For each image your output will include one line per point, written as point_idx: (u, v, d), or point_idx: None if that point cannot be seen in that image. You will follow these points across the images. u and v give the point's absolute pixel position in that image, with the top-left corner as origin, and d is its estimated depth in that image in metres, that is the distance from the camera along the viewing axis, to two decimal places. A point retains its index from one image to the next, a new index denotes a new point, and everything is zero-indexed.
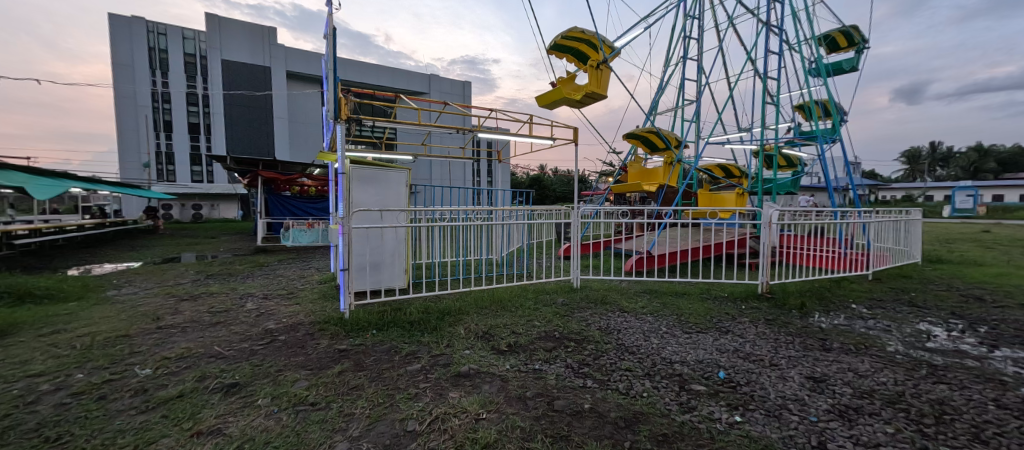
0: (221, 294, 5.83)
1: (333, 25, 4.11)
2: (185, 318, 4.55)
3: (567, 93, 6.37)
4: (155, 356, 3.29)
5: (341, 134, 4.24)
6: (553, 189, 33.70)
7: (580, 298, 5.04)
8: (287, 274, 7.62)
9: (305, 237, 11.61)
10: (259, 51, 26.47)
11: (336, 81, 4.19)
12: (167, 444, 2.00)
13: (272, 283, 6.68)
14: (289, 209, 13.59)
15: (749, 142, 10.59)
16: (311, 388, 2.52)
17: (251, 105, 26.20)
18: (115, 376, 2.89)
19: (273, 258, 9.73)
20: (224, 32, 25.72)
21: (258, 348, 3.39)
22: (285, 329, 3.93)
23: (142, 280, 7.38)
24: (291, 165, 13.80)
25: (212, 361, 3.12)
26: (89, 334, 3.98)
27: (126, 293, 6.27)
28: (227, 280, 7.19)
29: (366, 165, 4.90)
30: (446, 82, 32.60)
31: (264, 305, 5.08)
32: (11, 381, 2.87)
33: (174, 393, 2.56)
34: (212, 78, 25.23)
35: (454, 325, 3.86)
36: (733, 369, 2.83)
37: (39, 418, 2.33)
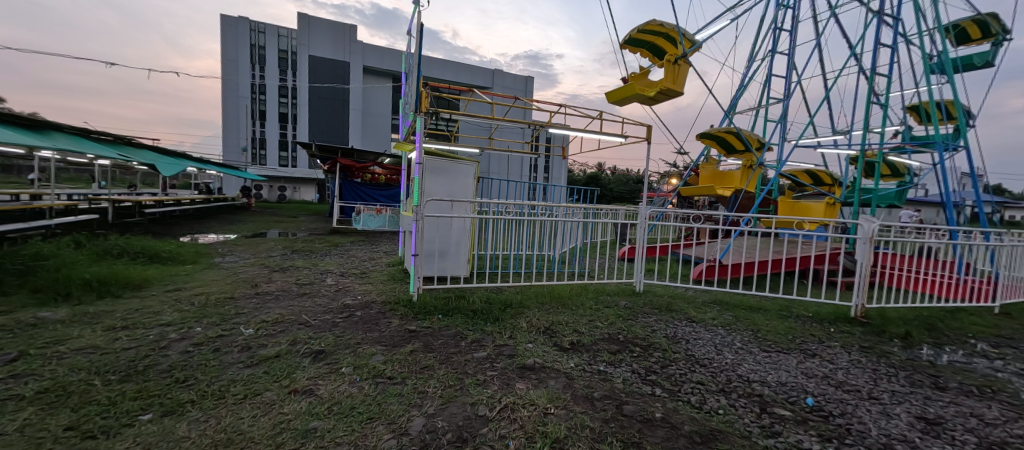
0: (305, 269, 6.43)
1: (419, 22, 4.31)
2: (276, 287, 5.09)
3: (641, 89, 6.08)
4: (256, 318, 3.72)
5: (421, 125, 4.43)
6: (611, 189, 32.82)
7: (643, 302, 4.85)
8: (359, 255, 8.22)
9: (374, 221, 12.40)
10: (342, 48, 28.65)
11: (418, 74, 4.37)
12: (269, 397, 2.25)
13: (347, 262, 7.25)
14: (359, 194, 14.43)
15: (847, 146, 9.42)
16: (387, 363, 2.70)
17: (333, 97, 28.45)
18: (225, 332, 3.31)
19: (347, 239, 10.57)
20: (313, 31, 28.12)
21: (339, 321, 3.70)
22: (360, 306, 4.24)
23: (242, 250, 8.37)
24: (365, 154, 14.82)
25: (301, 328, 3.46)
26: (203, 293, 4.62)
27: (229, 260, 7.19)
28: (308, 256, 7.93)
29: (438, 156, 5.11)
30: (510, 77, 32.72)
31: (341, 281, 5.52)
32: (149, 327, 3.42)
33: (273, 352, 2.88)
34: (301, 72, 27.75)
35: (516, 317, 3.91)
36: (824, 397, 2.57)
37: (170, 361, 2.74)
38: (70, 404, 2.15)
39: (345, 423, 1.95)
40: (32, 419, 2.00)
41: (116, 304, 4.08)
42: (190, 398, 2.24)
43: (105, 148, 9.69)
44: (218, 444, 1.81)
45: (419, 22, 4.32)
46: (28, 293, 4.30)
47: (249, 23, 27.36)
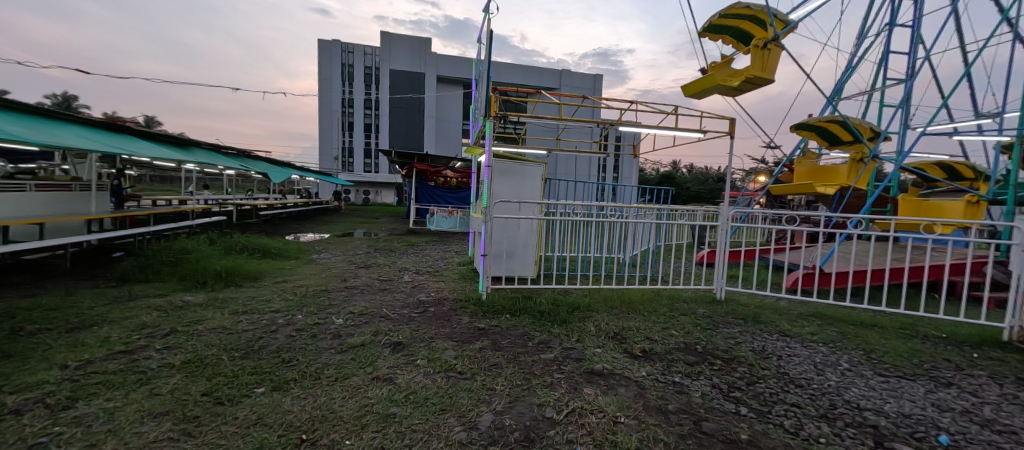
0: (386, 266, 6.96)
1: (489, 29, 4.43)
2: (361, 282, 5.58)
3: (722, 79, 5.57)
4: (345, 309, 4.12)
5: (490, 129, 4.54)
6: (687, 188, 30.79)
7: (724, 311, 4.48)
8: (433, 254, 8.68)
9: (446, 222, 13.01)
10: (418, 60, 30.59)
11: (487, 79, 4.49)
12: (356, 382, 2.47)
13: (422, 260, 7.71)
14: (434, 197, 15.21)
15: (994, 132, 7.75)
16: (458, 358, 2.81)
17: (410, 107, 30.46)
18: (320, 321, 3.71)
19: (422, 239, 11.24)
20: (393, 46, 30.39)
21: (415, 316, 3.93)
22: (433, 302, 4.48)
23: (334, 248, 9.32)
24: (439, 159, 15.63)
25: (382, 320, 3.75)
26: (303, 285, 5.23)
27: (323, 257, 8.05)
28: (389, 254, 8.57)
29: (507, 158, 5.21)
30: (578, 76, 32.31)
31: (417, 278, 5.88)
32: (262, 313, 3.95)
33: (359, 341, 3.16)
34: (383, 85, 30.14)
35: (584, 320, 3.83)
36: (962, 436, 2.14)
37: (278, 343, 3.14)
38: (205, 374, 2.57)
39: (420, 412, 2.07)
40: (180, 384, 2.43)
41: (237, 293, 4.80)
42: (293, 377, 2.54)
43: (230, 160, 11.42)
44: (316, 419, 2.04)
45: (489, 29, 4.44)
46: (177, 281, 5.23)
47: (340, 45, 30.37)
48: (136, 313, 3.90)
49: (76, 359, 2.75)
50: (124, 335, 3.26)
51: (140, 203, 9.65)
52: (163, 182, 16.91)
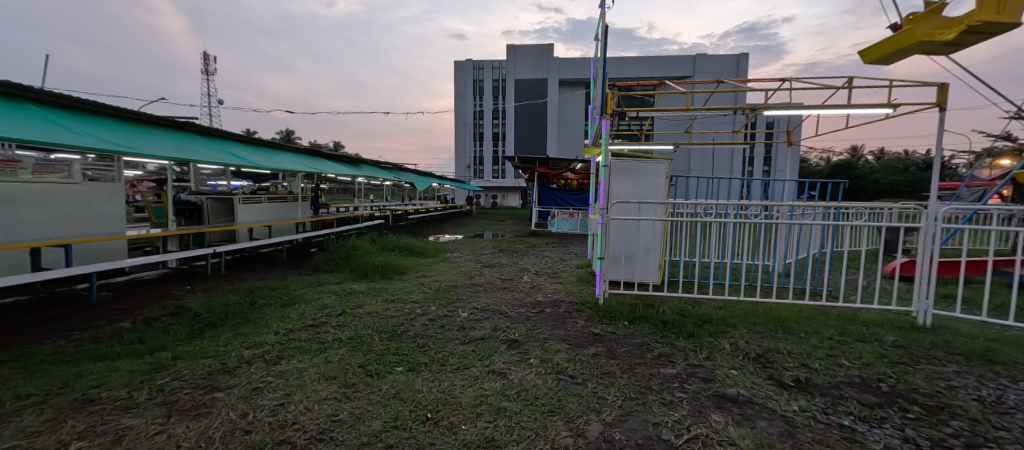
0: (508, 266, 7.35)
1: (605, 25, 4.30)
2: (486, 280, 5.99)
3: (918, 35, 4.33)
4: (470, 304, 4.48)
5: (606, 128, 4.39)
6: (871, 179, 24.53)
7: (922, 340, 3.43)
8: (554, 256, 8.78)
9: (566, 224, 13.07)
10: (540, 67, 31.54)
11: (603, 77, 4.36)
12: (474, 372, 2.65)
13: (542, 262, 7.89)
14: (555, 199, 15.41)
15: None
16: (571, 361, 2.79)
17: (533, 113, 31.59)
18: (449, 313, 4.10)
19: (543, 241, 11.51)
20: (517, 57, 31.98)
21: (532, 315, 4.04)
22: (550, 303, 4.53)
23: (465, 248, 10.22)
24: (560, 162, 15.79)
25: (500, 317, 3.96)
26: (437, 280, 5.88)
27: (455, 256, 8.91)
28: (512, 255, 8.99)
29: (627, 157, 4.96)
30: (715, 59, 28.82)
31: (535, 279, 6.05)
32: (405, 302, 4.57)
33: (480, 335, 3.39)
34: (508, 95, 31.98)
35: (717, 336, 3.38)
36: None
37: (415, 330, 3.58)
38: (361, 350, 3.08)
39: (530, 410, 2.11)
40: (344, 356, 2.96)
41: (389, 284, 5.67)
42: (424, 361, 2.85)
43: (388, 173, 13.58)
44: (440, 402, 2.25)
45: (605, 24, 4.30)
46: (347, 273, 6.44)
47: (471, 63, 33.30)
48: (320, 296, 4.93)
49: (283, 327, 3.61)
50: (311, 312, 4.15)
51: (326, 210, 12.19)
52: (342, 192, 21.10)
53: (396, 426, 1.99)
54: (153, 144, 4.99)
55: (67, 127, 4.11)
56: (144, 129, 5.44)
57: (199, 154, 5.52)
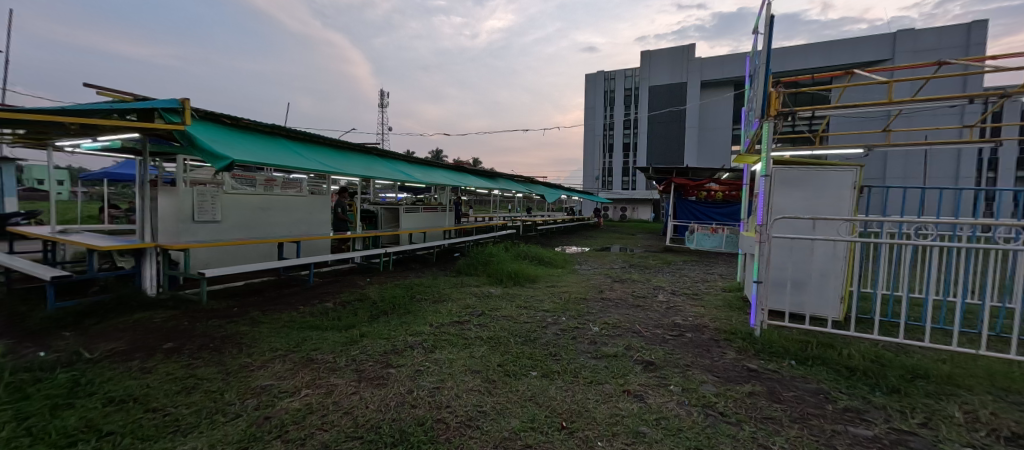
0: (641, 282, 6.96)
1: (770, 15, 3.77)
2: (617, 295, 5.78)
3: None
4: (601, 319, 4.38)
5: (768, 132, 3.81)
6: None
7: None
8: (692, 275, 7.97)
9: (708, 241, 11.75)
10: (679, 70, 29.40)
11: (765, 74, 3.82)
12: (609, 389, 2.58)
13: (679, 280, 7.24)
14: (694, 213, 14.00)
15: None
16: (719, 396, 2.48)
17: (670, 120, 29.55)
18: (580, 325, 4.09)
19: (680, 258, 10.55)
20: (653, 63, 30.46)
21: (669, 338, 3.73)
22: (691, 327, 4.11)
23: (594, 261, 10.07)
24: (702, 171, 14.35)
25: (634, 336, 3.77)
26: (567, 292, 5.93)
27: (584, 268, 8.85)
28: (644, 271, 8.50)
29: (796, 165, 4.22)
30: (925, 35, 22.45)
31: (672, 299, 5.58)
32: (537, 310, 4.73)
33: (613, 351, 3.29)
34: (642, 104, 30.65)
35: (937, 397, 2.56)
36: None
37: (548, 338, 3.67)
38: (499, 350, 3.29)
39: (672, 441, 1.95)
40: (485, 353, 3.21)
41: (522, 291, 5.96)
42: (557, 369, 2.90)
43: (521, 185, 14.41)
44: (574, 413, 2.25)
45: (769, 14, 3.77)
46: (485, 277, 7.01)
47: (603, 74, 33.02)
48: (463, 296, 5.47)
49: (435, 321, 4.12)
50: (456, 311, 4.63)
51: (467, 219, 13.52)
52: (479, 204, 23.16)
53: (534, 428, 2.07)
54: (351, 166, 6.30)
55: (301, 154, 5.50)
56: (346, 153, 6.92)
57: (380, 173, 6.75)
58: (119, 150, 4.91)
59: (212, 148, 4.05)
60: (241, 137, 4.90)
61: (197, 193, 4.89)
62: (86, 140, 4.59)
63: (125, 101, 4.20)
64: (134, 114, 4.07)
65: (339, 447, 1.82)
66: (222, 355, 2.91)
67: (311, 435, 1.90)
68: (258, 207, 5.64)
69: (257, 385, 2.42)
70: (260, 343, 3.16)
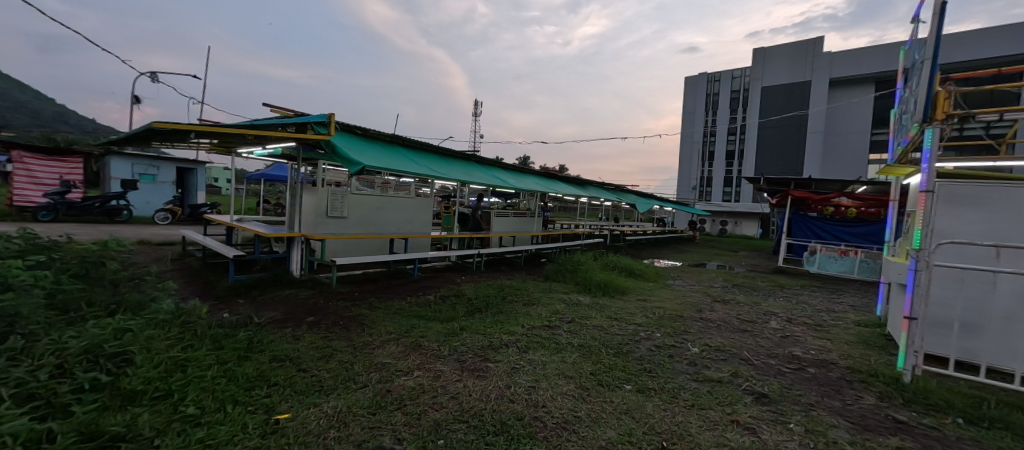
0: (747, 305, 6.26)
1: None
2: (719, 316, 5.31)
3: None
4: (701, 340, 4.06)
5: (933, 141, 3.17)
6: None
7: None
8: (814, 302, 6.93)
9: (834, 265, 10.11)
10: (802, 68, 26.05)
11: (931, 71, 3.18)
12: (714, 416, 2.39)
13: (796, 307, 6.34)
14: (816, 231, 12.18)
15: None
16: (854, 445, 2.14)
17: (788, 124, 26.31)
18: (678, 344, 3.85)
19: (797, 282, 9.23)
20: (768, 61, 27.34)
21: (787, 371, 3.31)
22: (814, 362, 3.60)
23: (690, 277, 9.35)
24: (828, 184, 12.43)
25: (742, 363, 3.43)
26: (661, 307, 5.60)
27: (679, 284, 8.26)
28: (750, 293, 7.62)
29: (970, 179, 3.44)
30: None
31: (789, 327, 4.92)
32: (629, 323, 4.57)
33: (717, 376, 3.04)
34: (752, 107, 27.61)
35: None
36: None
37: (642, 353, 3.54)
38: (591, 359, 3.26)
39: None
40: (577, 360, 3.21)
41: (612, 302, 5.79)
42: (654, 386, 2.78)
43: (611, 194, 14.00)
44: (674, 434, 2.15)
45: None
46: (573, 285, 6.97)
47: (706, 75, 30.30)
48: (553, 302, 5.52)
49: (527, 323, 4.23)
50: (546, 315, 4.69)
51: (554, 225, 13.54)
52: (565, 211, 22.98)
53: (631, 442, 2.02)
54: (453, 171, 6.78)
55: (413, 160, 6.10)
56: (448, 159, 7.47)
57: (478, 178, 7.14)
58: (278, 155, 6.00)
59: (348, 154, 4.73)
60: (367, 144, 5.61)
61: (332, 192, 5.70)
62: (257, 148, 5.71)
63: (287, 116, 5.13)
64: (293, 126, 4.94)
65: (448, 427, 2.03)
66: (350, 332, 3.39)
67: (425, 412, 2.16)
68: (376, 206, 6.38)
69: (378, 362, 2.79)
70: (377, 325, 3.60)
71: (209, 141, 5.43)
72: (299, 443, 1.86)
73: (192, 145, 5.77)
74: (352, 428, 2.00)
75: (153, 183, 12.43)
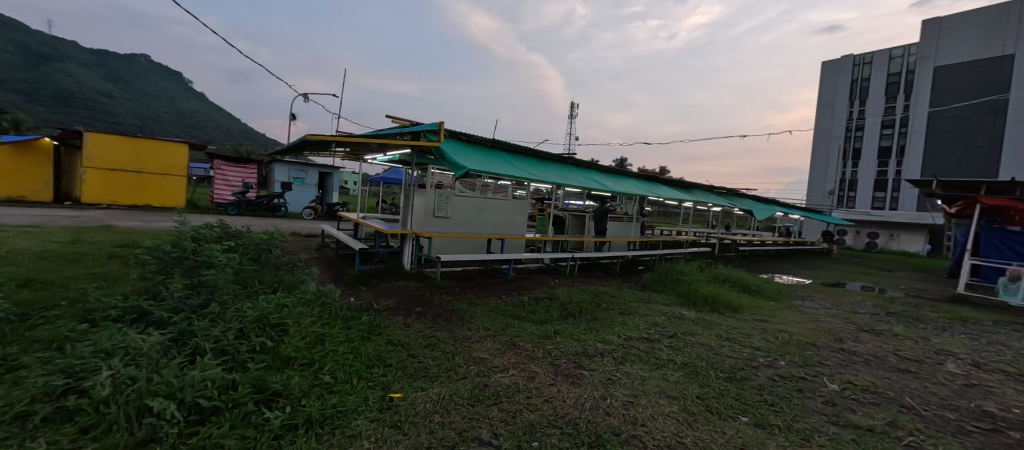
0: (909, 339, 5.07)
1: None
2: (867, 349, 4.40)
3: None
4: (842, 376, 3.41)
5: None
6: None
7: None
8: (1015, 344, 5.31)
9: None
10: (998, 40, 20.42)
11: None
12: None
13: (986, 349, 4.93)
14: (1017, 249, 9.38)
15: None
16: None
17: (974, 113, 20.98)
18: (809, 377, 3.30)
19: (985, 315, 7.19)
20: (945, 35, 22.00)
21: (972, 430, 2.59)
22: (1018, 424, 2.75)
23: (822, 298, 7.95)
24: None
25: (901, 411, 2.79)
26: (787, 331, 4.86)
27: (810, 306, 7.06)
28: (912, 324, 6.16)
29: None
30: None
31: (974, 374, 3.85)
32: (744, 345, 4.07)
33: (864, 423, 2.52)
34: (918, 93, 22.46)
35: None
36: None
37: (761, 382, 3.11)
38: (698, 381, 2.98)
39: None
40: (681, 379, 2.96)
41: (722, 320, 5.20)
42: (777, 422, 2.43)
43: (722, 198, 12.62)
44: None
45: None
46: (675, 297, 6.45)
47: (852, 58, 25.52)
48: (652, 313, 5.17)
49: (623, 333, 4.04)
50: (644, 327, 4.42)
51: (654, 231, 12.73)
52: (666, 216, 21.45)
53: None
54: (550, 174, 6.80)
55: (512, 164, 6.28)
56: (545, 163, 7.51)
57: (574, 181, 7.05)
58: (396, 160, 6.72)
59: (454, 159, 5.08)
60: (470, 149, 5.96)
61: (439, 194, 6.19)
62: (380, 154, 6.47)
63: (405, 125, 5.71)
64: (409, 135, 5.49)
65: (543, 430, 2.04)
66: (451, 325, 3.63)
67: (520, 412, 2.20)
68: (477, 207, 6.73)
69: (477, 357, 2.94)
70: (476, 321, 3.79)
71: (344, 149, 6.33)
72: (409, 422, 2.05)
73: (332, 152, 6.79)
74: (453, 415, 2.14)
75: (301, 184, 14.94)
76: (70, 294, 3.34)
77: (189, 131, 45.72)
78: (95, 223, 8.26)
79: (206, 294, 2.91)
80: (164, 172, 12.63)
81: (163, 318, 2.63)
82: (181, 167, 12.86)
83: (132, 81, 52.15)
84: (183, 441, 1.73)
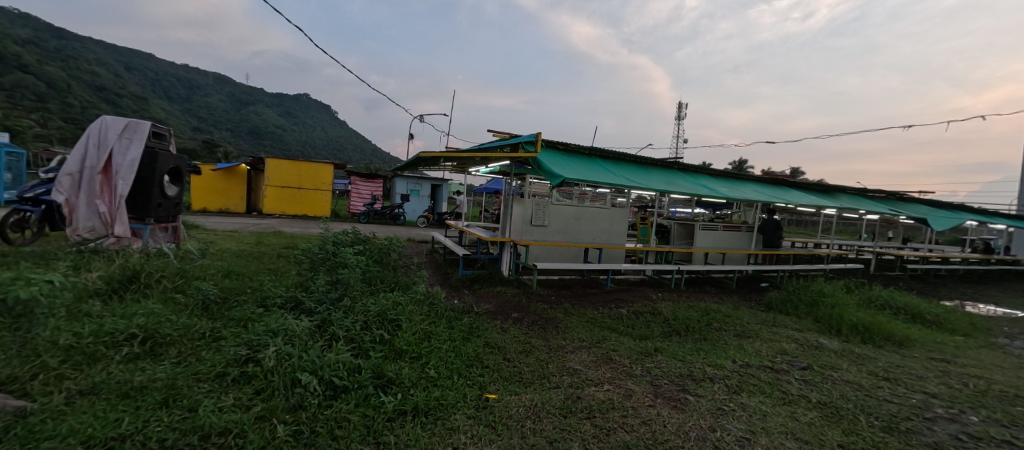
0: None
1: None
2: None
3: None
4: None
5: None
6: None
7: None
8: None
9: None
10: None
11: None
12: None
13: None
14: None
15: None
16: None
17: None
18: (1017, 442, 2.50)
19: None
20: None
21: None
22: None
23: None
24: None
25: None
26: (982, 377, 3.74)
27: (1022, 347, 5.32)
28: None
29: None
30: None
31: None
32: (910, 389, 3.28)
33: None
34: None
35: None
36: None
37: (937, 438, 2.47)
38: (842, 426, 2.49)
39: None
40: (816, 421, 2.52)
41: (878, 354, 4.24)
42: None
43: (879, 205, 10.38)
44: None
45: None
46: (810, 321, 5.48)
47: None
48: (778, 338, 4.48)
49: (739, 358, 3.59)
50: (767, 354, 3.86)
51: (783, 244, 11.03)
52: (802, 226, 18.35)
53: None
54: (653, 181, 6.41)
55: (611, 171, 6.11)
56: (649, 169, 7.13)
57: (681, 187, 6.54)
58: (497, 172, 7.10)
59: (550, 168, 5.15)
60: (568, 158, 5.98)
61: (536, 202, 6.34)
62: (484, 167, 6.91)
63: (506, 139, 6.04)
64: (510, 147, 5.79)
65: None
66: (547, 332, 3.69)
67: (614, 430, 2.13)
68: (575, 216, 6.70)
69: (570, 367, 2.93)
70: (572, 331, 3.77)
71: (451, 163, 6.94)
72: (503, 423, 2.14)
73: (442, 167, 7.49)
74: (545, 423, 2.16)
75: (417, 196, 16.69)
76: (252, 283, 4.30)
77: (335, 153, 54.70)
78: (269, 230, 10.41)
79: (341, 289, 3.47)
80: (317, 187, 15.36)
81: (312, 307, 3.21)
82: (329, 183, 15.49)
83: (298, 115, 64.74)
84: (321, 411, 2.08)
